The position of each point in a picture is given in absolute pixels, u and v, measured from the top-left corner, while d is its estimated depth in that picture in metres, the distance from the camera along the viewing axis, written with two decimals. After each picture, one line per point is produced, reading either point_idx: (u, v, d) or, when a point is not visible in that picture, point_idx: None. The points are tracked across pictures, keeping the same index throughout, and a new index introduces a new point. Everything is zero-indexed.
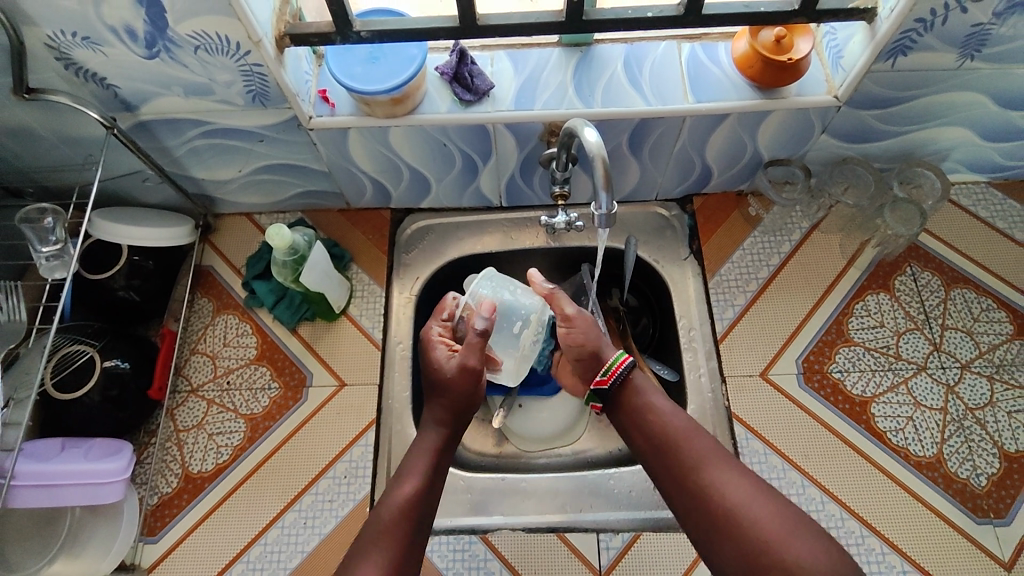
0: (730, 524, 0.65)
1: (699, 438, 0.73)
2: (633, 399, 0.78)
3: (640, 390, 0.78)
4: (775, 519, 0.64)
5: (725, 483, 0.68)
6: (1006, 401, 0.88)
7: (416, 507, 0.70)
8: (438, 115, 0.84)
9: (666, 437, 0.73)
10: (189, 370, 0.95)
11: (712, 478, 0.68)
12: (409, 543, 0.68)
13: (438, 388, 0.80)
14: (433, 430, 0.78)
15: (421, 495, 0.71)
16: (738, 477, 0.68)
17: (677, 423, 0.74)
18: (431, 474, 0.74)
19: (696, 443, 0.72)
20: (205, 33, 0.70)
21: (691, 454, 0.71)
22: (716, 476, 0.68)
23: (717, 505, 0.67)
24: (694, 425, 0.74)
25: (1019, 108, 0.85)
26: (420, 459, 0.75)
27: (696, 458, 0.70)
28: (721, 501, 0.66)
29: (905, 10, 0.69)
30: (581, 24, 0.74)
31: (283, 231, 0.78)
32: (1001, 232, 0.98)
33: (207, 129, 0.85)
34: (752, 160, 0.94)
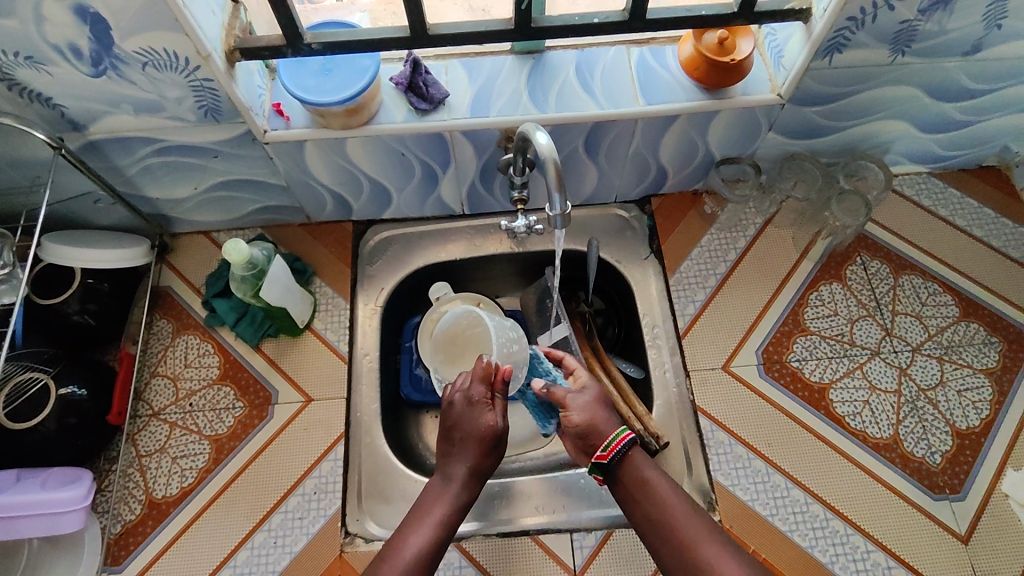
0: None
1: (694, 516, 0.70)
2: (633, 482, 0.74)
3: (638, 469, 0.74)
4: None
5: (721, 564, 0.65)
6: (955, 380, 0.91)
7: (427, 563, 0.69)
8: (394, 124, 0.84)
9: (669, 527, 0.70)
10: (150, 394, 0.93)
11: (707, 556, 0.66)
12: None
13: (460, 438, 0.76)
14: (456, 477, 0.75)
15: (431, 553, 0.69)
16: (733, 560, 0.65)
17: (675, 507, 0.71)
18: (444, 528, 0.72)
19: (697, 534, 0.68)
20: (152, 49, 0.69)
21: (689, 543, 0.68)
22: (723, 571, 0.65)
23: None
24: (690, 511, 0.71)
25: (951, 100, 0.89)
26: (435, 513, 0.72)
27: (697, 547, 0.67)
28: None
29: (838, 9, 0.72)
30: (531, 31, 0.76)
31: (240, 245, 0.77)
32: (943, 219, 1.02)
33: (160, 147, 0.84)
34: (704, 160, 0.97)
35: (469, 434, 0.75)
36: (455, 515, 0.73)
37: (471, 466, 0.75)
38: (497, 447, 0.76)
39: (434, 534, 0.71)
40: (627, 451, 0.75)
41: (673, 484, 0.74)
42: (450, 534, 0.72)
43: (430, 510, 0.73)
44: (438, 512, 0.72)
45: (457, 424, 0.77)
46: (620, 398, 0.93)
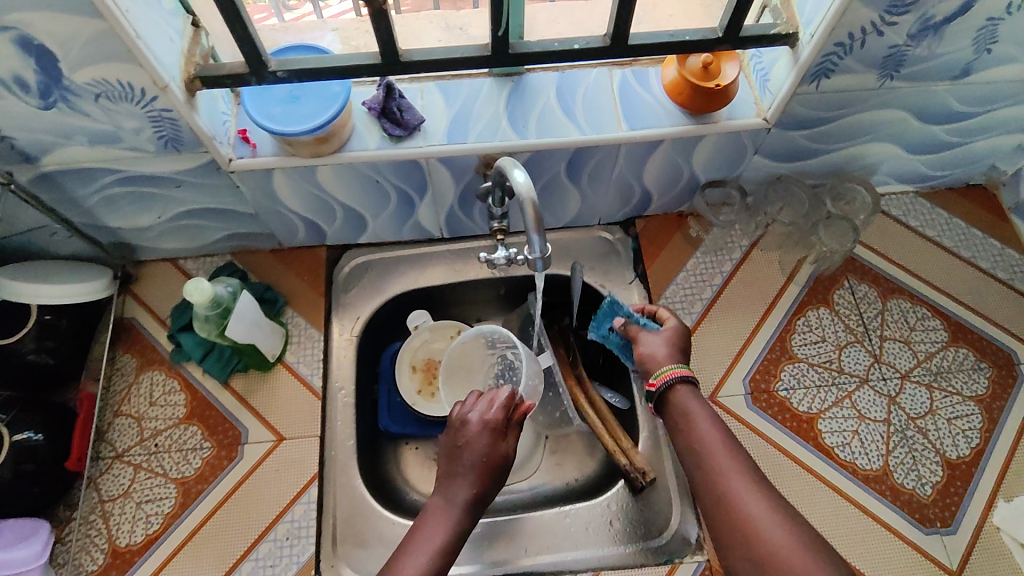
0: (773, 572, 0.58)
1: (731, 450, 0.67)
2: (679, 417, 0.71)
3: (682, 401, 0.72)
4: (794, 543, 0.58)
5: (748, 499, 0.62)
6: (945, 408, 0.90)
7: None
8: (367, 152, 0.80)
9: (704, 463, 0.67)
10: (113, 435, 0.88)
11: (733, 486, 0.64)
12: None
13: (469, 461, 0.74)
14: (460, 500, 0.72)
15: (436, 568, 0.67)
16: (762, 495, 0.63)
17: (711, 438, 0.68)
18: (448, 546, 0.69)
19: (732, 473, 0.65)
20: (105, 80, 0.65)
21: (719, 474, 0.65)
22: (755, 515, 0.61)
23: (755, 557, 0.59)
24: (731, 451, 0.67)
25: (938, 122, 0.88)
26: (438, 526, 0.70)
27: (727, 482, 0.64)
28: (762, 549, 0.59)
29: (825, 35, 0.70)
30: (508, 57, 0.73)
31: (203, 286, 0.73)
32: (930, 240, 1.01)
33: (119, 177, 0.80)
34: (690, 183, 0.94)
35: (478, 458, 0.74)
36: (458, 537, 0.70)
37: (476, 493, 0.72)
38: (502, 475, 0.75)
39: (439, 549, 0.68)
40: (674, 385, 0.73)
41: (719, 420, 0.70)
42: (454, 552, 0.69)
43: (433, 523, 0.71)
44: (442, 529, 0.70)
45: (466, 446, 0.75)
46: (604, 431, 0.91)
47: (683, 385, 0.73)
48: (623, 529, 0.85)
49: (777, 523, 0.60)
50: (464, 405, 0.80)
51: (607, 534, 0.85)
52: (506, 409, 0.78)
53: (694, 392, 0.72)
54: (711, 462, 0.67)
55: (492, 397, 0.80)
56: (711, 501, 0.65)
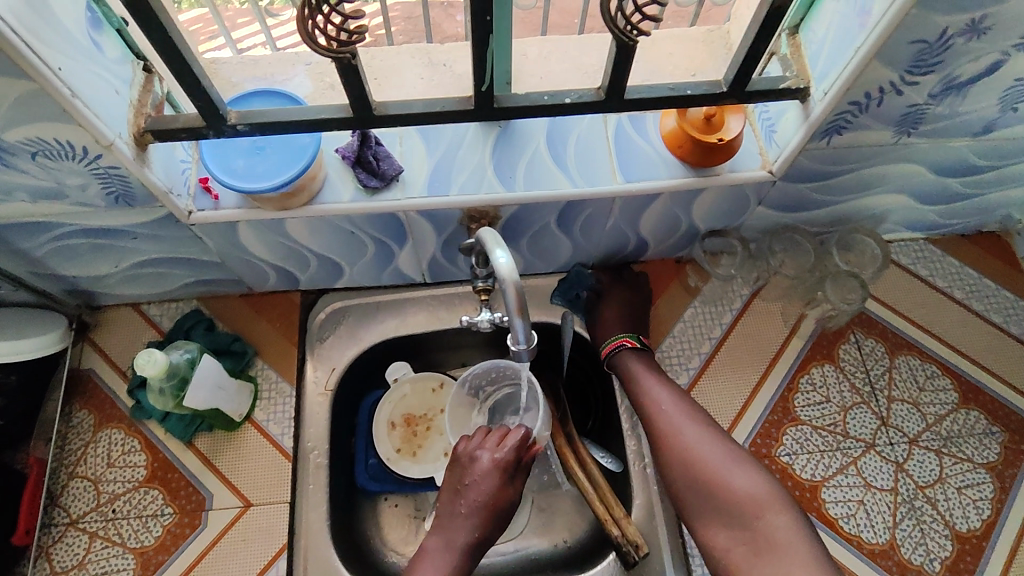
0: (712, 489, 0.72)
1: (677, 401, 0.80)
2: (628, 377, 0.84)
3: (628, 360, 0.85)
4: (730, 466, 0.73)
5: (696, 439, 0.76)
6: (955, 477, 0.85)
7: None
8: (340, 205, 0.74)
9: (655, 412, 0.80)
10: (67, 499, 0.82)
11: (682, 430, 0.77)
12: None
13: (473, 502, 0.72)
14: (463, 531, 0.71)
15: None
16: (710, 434, 0.76)
17: (660, 394, 0.81)
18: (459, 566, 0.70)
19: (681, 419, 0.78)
20: (41, 139, 0.58)
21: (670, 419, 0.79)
22: (698, 447, 0.75)
23: (701, 478, 0.74)
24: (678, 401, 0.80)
25: (954, 175, 0.82)
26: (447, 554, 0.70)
27: (676, 425, 0.78)
28: (707, 474, 0.73)
29: (839, 94, 0.64)
30: (493, 111, 0.66)
31: (155, 356, 0.66)
32: (941, 292, 0.95)
33: (68, 230, 0.73)
34: (688, 232, 0.89)
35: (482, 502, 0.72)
36: None
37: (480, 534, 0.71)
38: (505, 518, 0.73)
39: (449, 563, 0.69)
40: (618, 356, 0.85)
41: (659, 372, 0.84)
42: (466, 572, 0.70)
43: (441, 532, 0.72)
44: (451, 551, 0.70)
45: (469, 484, 0.73)
46: (597, 498, 0.85)
47: (627, 350, 0.85)
48: None
49: (718, 452, 0.74)
50: (471, 440, 0.76)
51: None
52: (518, 450, 0.74)
53: (637, 356, 0.85)
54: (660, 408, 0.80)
55: (502, 434, 0.76)
56: (659, 439, 0.79)
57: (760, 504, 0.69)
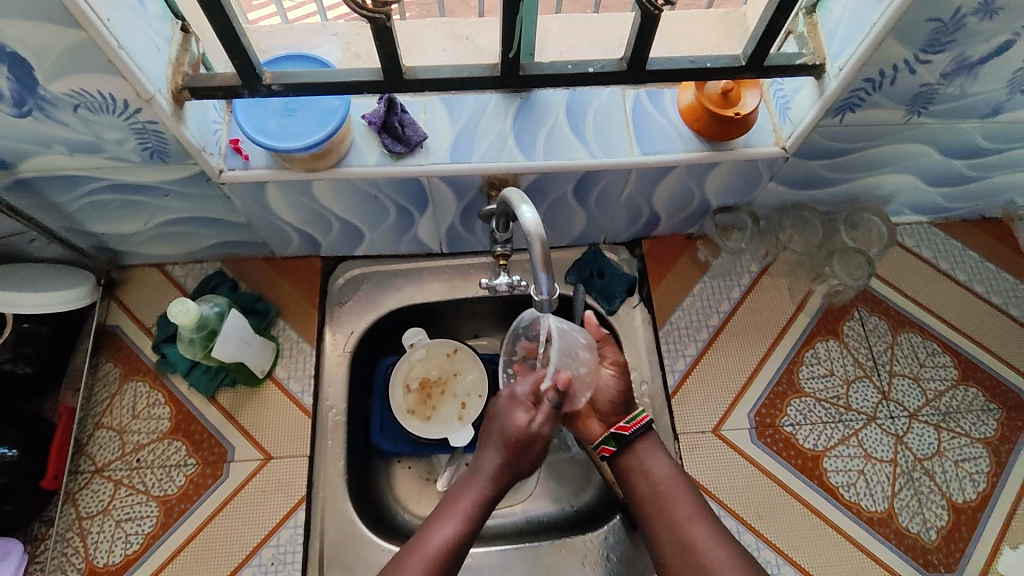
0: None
1: (688, 496, 0.75)
2: (633, 453, 0.78)
3: (641, 447, 0.78)
4: None
5: (708, 544, 0.71)
6: (953, 450, 0.88)
7: (452, 553, 0.69)
8: (366, 168, 0.77)
9: (655, 497, 0.75)
10: (93, 448, 0.85)
11: (695, 534, 0.72)
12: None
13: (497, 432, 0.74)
14: (489, 474, 0.74)
15: (459, 542, 0.70)
16: (722, 542, 0.71)
17: (671, 484, 0.76)
18: (472, 520, 0.72)
19: (683, 504, 0.74)
20: (84, 91, 0.60)
21: (681, 521, 0.73)
22: (699, 540, 0.71)
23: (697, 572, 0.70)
24: (685, 484, 0.76)
25: (962, 157, 0.84)
26: (466, 504, 0.73)
27: (689, 526, 0.73)
28: (704, 569, 0.69)
29: (855, 70, 0.66)
30: (518, 79, 0.69)
31: (188, 306, 0.69)
32: (944, 273, 0.98)
33: (102, 185, 0.76)
34: (700, 207, 0.91)
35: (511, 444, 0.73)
36: (480, 510, 0.73)
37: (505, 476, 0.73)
38: (532, 450, 0.73)
39: (463, 523, 0.71)
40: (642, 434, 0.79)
41: (668, 456, 0.79)
42: (480, 524, 0.73)
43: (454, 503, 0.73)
44: (470, 502, 0.73)
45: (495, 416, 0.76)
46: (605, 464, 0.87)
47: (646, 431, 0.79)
48: (619, 563, 0.83)
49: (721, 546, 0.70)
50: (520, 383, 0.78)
51: (601, 568, 0.83)
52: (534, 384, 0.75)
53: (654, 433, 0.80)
54: (664, 486, 0.76)
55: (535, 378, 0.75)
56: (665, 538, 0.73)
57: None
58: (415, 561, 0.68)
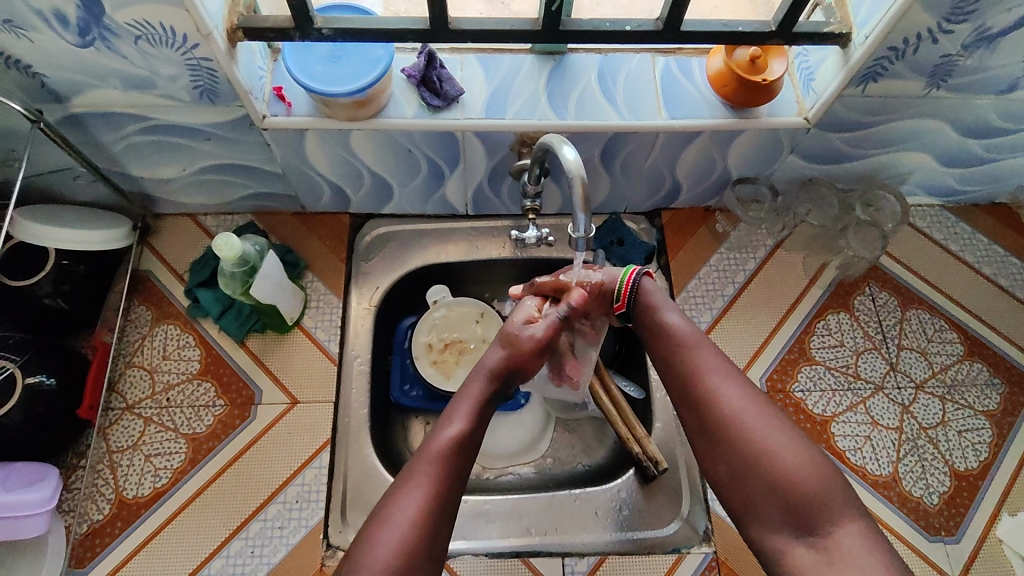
0: (726, 432, 0.62)
1: (705, 347, 0.68)
2: (644, 301, 0.73)
3: (648, 300, 0.73)
4: (776, 435, 0.61)
5: (728, 394, 0.64)
6: (956, 420, 0.91)
7: (463, 453, 0.64)
8: (404, 120, 0.79)
9: (670, 343, 0.69)
10: (124, 386, 0.87)
11: (714, 385, 0.65)
12: (453, 491, 0.62)
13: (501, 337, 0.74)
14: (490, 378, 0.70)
15: (469, 440, 0.65)
16: (742, 390, 0.64)
17: (686, 339, 0.68)
18: (479, 419, 0.67)
19: (699, 349, 0.68)
20: (146, 22, 0.63)
21: (698, 373, 0.66)
22: (715, 384, 0.65)
23: (712, 416, 0.64)
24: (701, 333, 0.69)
25: (977, 137, 0.87)
26: (471, 404, 0.68)
27: (706, 378, 0.66)
28: (726, 420, 0.63)
29: (881, 37, 0.69)
30: (558, 34, 0.72)
31: (232, 240, 0.72)
32: (954, 254, 1.01)
33: (148, 125, 0.78)
34: (721, 177, 0.94)
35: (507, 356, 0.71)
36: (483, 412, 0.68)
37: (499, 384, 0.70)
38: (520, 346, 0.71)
39: (471, 421, 0.66)
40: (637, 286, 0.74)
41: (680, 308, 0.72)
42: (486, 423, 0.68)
43: (458, 403, 0.68)
44: (473, 399, 0.68)
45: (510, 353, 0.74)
46: (617, 416, 0.90)
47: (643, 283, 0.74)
48: (630, 516, 0.86)
49: (740, 392, 0.64)
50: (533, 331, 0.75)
51: (614, 519, 0.86)
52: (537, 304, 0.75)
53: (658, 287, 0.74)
54: (677, 332, 0.69)
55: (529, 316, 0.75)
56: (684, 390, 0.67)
57: (789, 455, 0.60)
58: (428, 456, 0.63)
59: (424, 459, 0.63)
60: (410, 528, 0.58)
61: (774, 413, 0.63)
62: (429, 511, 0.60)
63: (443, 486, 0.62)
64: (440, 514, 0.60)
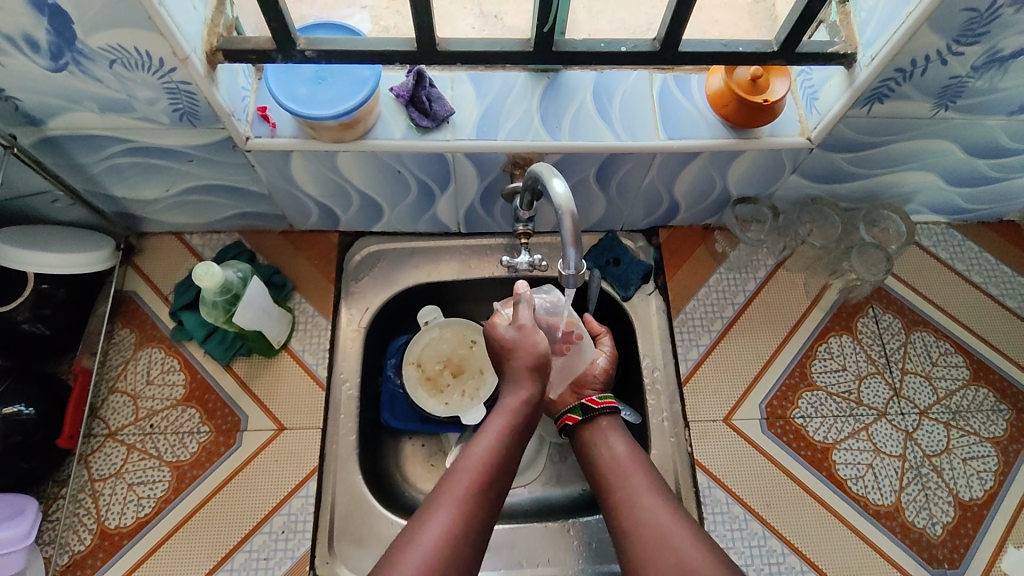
0: (654, 547, 0.65)
1: (644, 469, 0.74)
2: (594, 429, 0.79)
3: (599, 417, 0.79)
4: (700, 554, 0.64)
5: (661, 513, 0.68)
6: (961, 448, 0.88)
7: (492, 472, 0.66)
8: (392, 141, 0.77)
9: (616, 468, 0.74)
10: (107, 412, 0.85)
11: (648, 506, 0.69)
12: (479, 515, 0.64)
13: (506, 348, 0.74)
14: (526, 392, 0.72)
15: (500, 460, 0.67)
16: (675, 513, 0.68)
17: (627, 460, 0.75)
18: (512, 436, 0.69)
19: (640, 477, 0.73)
20: (121, 47, 0.61)
21: (636, 492, 0.71)
22: (659, 512, 0.68)
23: (653, 541, 0.66)
24: (648, 464, 0.75)
25: (985, 157, 0.85)
26: (504, 420, 0.70)
27: (642, 498, 0.70)
28: (657, 537, 0.66)
29: (887, 58, 0.66)
30: (550, 55, 0.69)
31: (213, 270, 0.70)
32: (960, 274, 0.98)
33: (128, 146, 0.76)
34: (721, 197, 0.91)
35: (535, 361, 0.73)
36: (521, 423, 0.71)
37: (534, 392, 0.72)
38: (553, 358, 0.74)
39: (501, 439, 0.68)
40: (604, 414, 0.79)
41: (628, 438, 0.79)
42: (518, 442, 0.70)
43: (492, 420, 0.70)
44: (508, 415, 0.70)
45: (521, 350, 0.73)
46: None
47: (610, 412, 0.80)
48: None
49: (671, 513, 0.68)
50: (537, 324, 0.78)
51: (608, 550, 0.83)
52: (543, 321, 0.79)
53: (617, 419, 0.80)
54: (627, 461, 0.74)
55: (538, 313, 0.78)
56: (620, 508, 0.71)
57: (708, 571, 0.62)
58: (459, 474, 0.65)
59: (453, 483, 0.65)
60: (425, 566, 0.59)
61: (701, 537, 0.66)
62: (453, 539, 0.61)
63: (471, 511, 0.64)
64: (462, 543, 0.62)
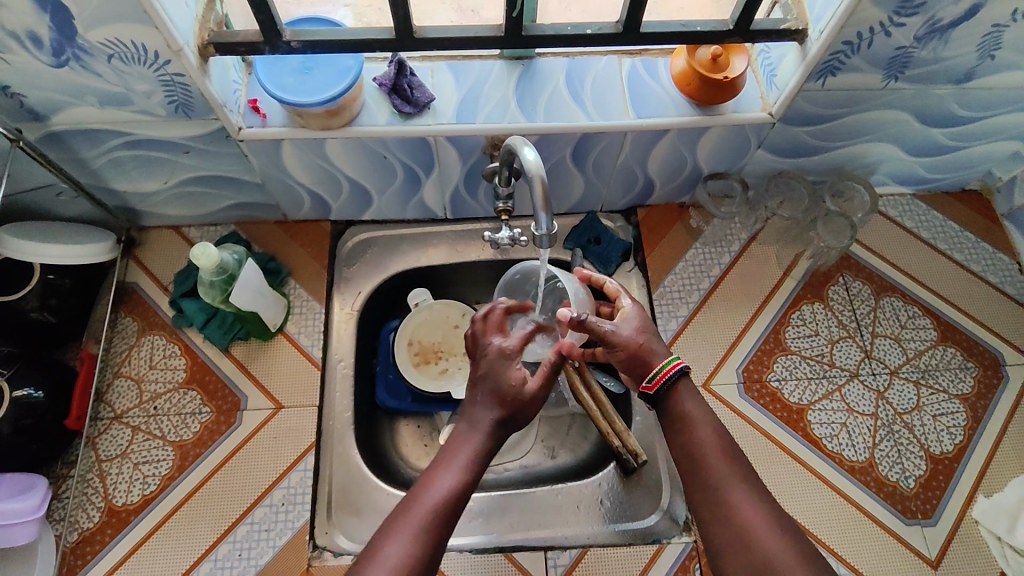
0: (741, 542, 0.61)
1: (727, 454, 0.66)
2: (674, 404, 0.69)
3: (681, 398, 0.69)
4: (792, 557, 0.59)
5: (747, 508, 0.62)
6: (931, 405, 0.92)
7: (450, 510, 0.63)
8: (376, 127, 0.81)
9: (691, 451, 0.67)
10: (112, 396, 0.89)
11: (734, 501, 0.63)
12: (437, 545, 0.61)
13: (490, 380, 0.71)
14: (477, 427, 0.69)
15: (460, 491, 0.64)
16: (762, 506, 0.62)
17: (710, 447, 0.66)
18: (472, 470, 0.66)
19: (725, 467, 0.65)
20: (119, 41, 0.65)
21: (718, 482, 0.64)
22: (739, 503, 0.62)
23: (731, 533, 0.61)
24: (726, 446, 0.66)
25: (940, 126, 0.89)
26: (465, 450, 0.67)
27: (727, 494, 0.63)
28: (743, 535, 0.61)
29: (834, 32, 0.71)
30: (520, 39, 0.74)
31: (209, 250, 0.74)
32: (926, 242, 1.02)
33: (127, 140, 0.80)
34: (693, 173, 0.96)
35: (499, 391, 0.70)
36: (483, 457, 0.67)
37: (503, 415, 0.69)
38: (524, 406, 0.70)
39: (463, 473, 0.65)
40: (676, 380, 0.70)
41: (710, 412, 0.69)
42: (479, 475, 0.66)
43: (455, 451, 0.67)
44: (469, 450, 0.67)
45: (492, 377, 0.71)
46: (599, 414, 0.92)
47: (682, 379, 0.70)
48: (611, 508, 0.87)
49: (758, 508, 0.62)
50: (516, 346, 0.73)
51: (596, 512, 0.87)
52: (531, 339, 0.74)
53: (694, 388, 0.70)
54: (702, 440, 0.67)
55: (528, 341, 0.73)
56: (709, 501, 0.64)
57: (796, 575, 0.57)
58: (412, 508, 0.62)
59: (407, 512, 0.62)
60: None
61: (789, 536, 0.60)
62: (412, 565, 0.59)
63: (425, 549, 0.60)
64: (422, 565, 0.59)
